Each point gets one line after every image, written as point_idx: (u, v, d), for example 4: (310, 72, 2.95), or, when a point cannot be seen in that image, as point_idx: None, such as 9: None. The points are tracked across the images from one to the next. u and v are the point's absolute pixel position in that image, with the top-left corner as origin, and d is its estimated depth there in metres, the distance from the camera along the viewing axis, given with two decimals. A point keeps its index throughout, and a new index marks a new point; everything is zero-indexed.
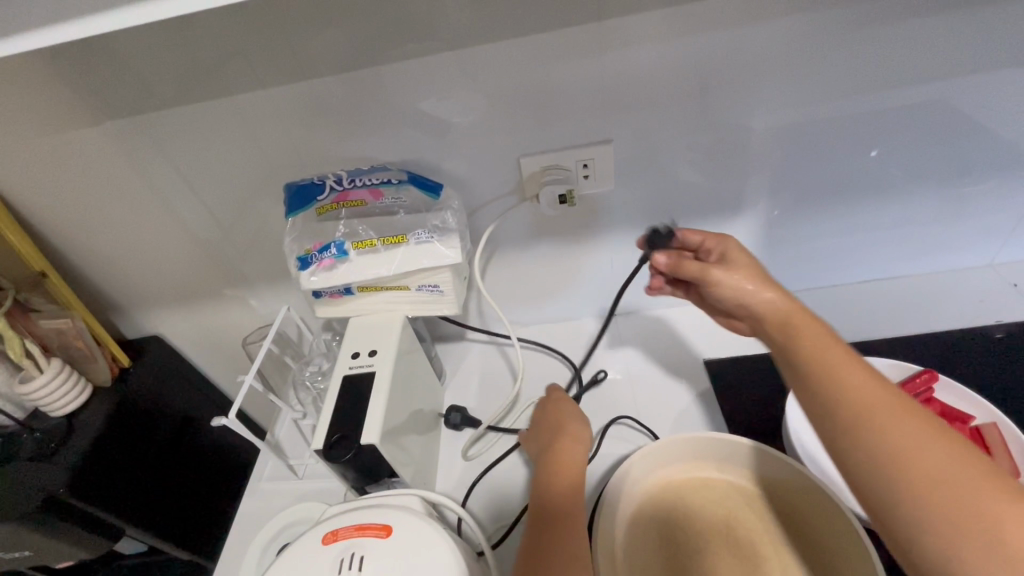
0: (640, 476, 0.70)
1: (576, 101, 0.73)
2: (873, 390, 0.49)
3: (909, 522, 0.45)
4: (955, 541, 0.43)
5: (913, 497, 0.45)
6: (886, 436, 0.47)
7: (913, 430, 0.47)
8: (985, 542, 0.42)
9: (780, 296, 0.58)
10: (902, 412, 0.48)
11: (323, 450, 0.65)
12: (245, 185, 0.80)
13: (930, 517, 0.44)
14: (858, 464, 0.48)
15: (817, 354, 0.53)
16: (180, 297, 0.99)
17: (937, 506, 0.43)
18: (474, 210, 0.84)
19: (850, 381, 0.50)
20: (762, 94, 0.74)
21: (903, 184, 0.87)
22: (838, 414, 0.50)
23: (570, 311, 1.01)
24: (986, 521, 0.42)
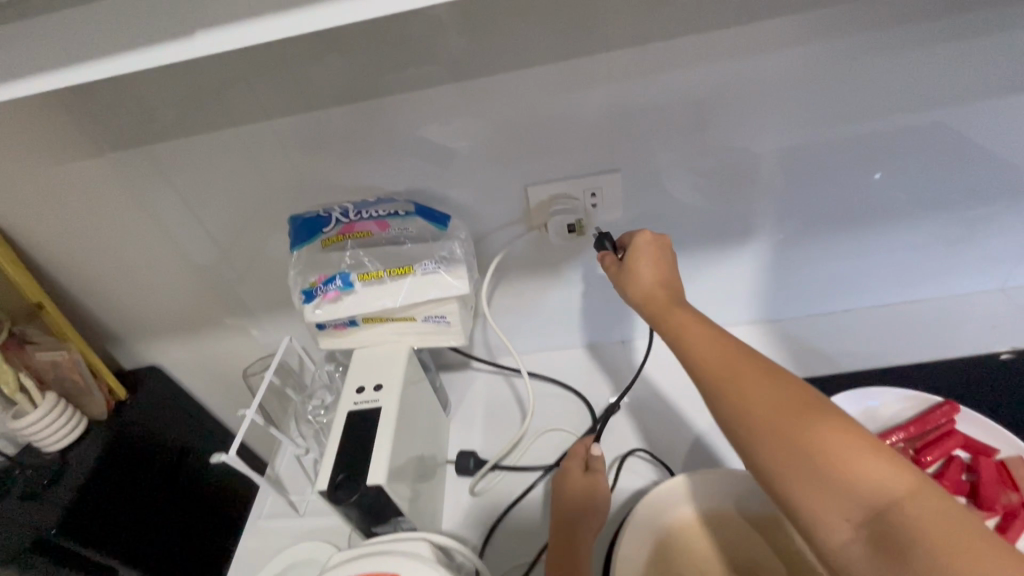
0: (666, 505, 0.68)
1: (583, 130, 0.72)
2: (716, 351, 0.56)
3: (758, 461, 0.49)
4: (810, 489, 0.46)
5: (754, 435, 0.49)
6: (737, 404, 0.51)
7: (765, 391, 0.51)
8: (813, 465, 0.46)
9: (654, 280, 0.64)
10: (754, 372, 0.52)
11: (328, 491, 0.63)
12: (249, 215, 0.79)
13: (770, 451, 0.48)
14: (718, 418, 0.53)
15: (680, 328, 0.59)
16: (180, 327, 0.97)
17: (789, 455, 0.47)
18: (481, 239, 0.83)
19: (697, 347, 0.56)
20: (769, 121, 0.74)
21: (911, 209, 0.86)
22: (713, 386, 0.54)
23: (578, 339, 0.99)
24: (834, 463, 0.46)
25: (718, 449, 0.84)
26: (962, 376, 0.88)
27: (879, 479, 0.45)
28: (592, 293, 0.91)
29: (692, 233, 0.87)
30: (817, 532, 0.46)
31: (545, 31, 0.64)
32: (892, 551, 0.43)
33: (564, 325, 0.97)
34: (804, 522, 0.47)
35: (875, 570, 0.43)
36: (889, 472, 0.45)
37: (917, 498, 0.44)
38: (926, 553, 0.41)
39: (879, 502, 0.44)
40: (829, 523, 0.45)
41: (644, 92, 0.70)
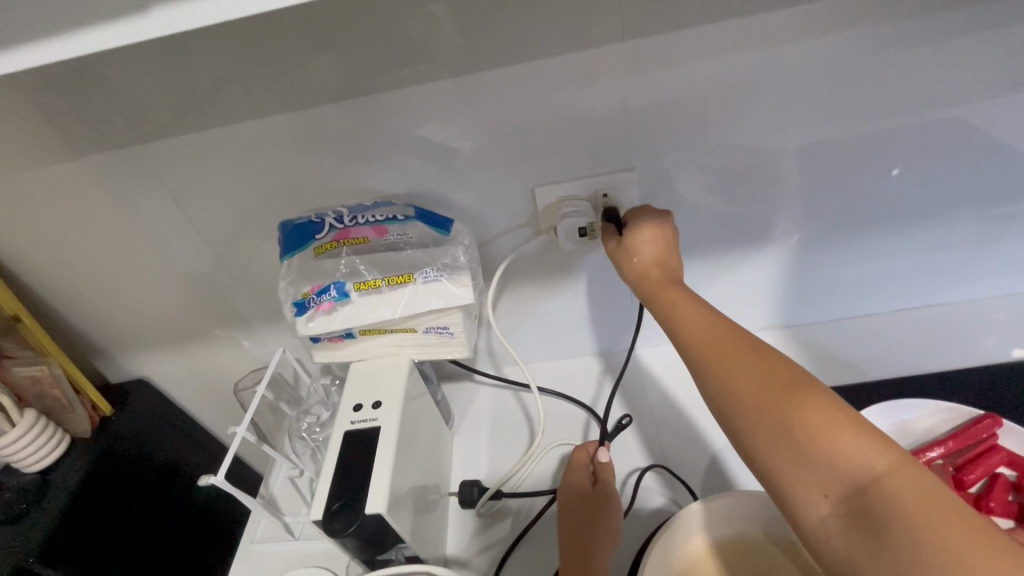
0: (695, 531, 0.62)
1: (595, 128, 0.68)
2: (705, 328, 0.53)
3: (741, 438, 0.47)
4: (784, 464, 0.43)
5: (735, 410, 0.47)
6: (719, 379, 0.49)
7: (744, 364, 0.48)
8: (794, 442, 0.43)
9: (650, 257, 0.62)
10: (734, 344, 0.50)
11: (324, 521, 0.58)
12: (239, 221, 0.75)
13: (750, 427, 0.46)
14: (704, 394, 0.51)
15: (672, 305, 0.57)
16: (168, 339, 0.92)
17: (762, 428, 0.45)
18: (486, 244, 0.79)
19: (686, 323, 0.54)
20: (792, 117, 0.70)
21: (939, 208, 0.82)
22: (695, 359, 0.52)
23: (586, 348, 0.95)
24: (808, 437, 0.42)
25: (737, 464, 0.80)
26: (991, 385, 0.84)
27: (857, 454, 0.41)
28: (602, 299, 0.87)
29: (706, 237, 0.82)
30: (793, 510, 0.43)
31: (555, 22, 0.59)
32: (869, 528, 0.40)
33: (573, 333, 0.92)
34: (780, 497, 0.44)
35: (850, 549, 0.40)
36: (870, 447, 0.41)
37: (899, 475, 0.40)
38: (904, 531, 0.38)
39: (856, 479, 0.41)
40: (806, 500, 0.42)
41: (661, 87, 0.65)
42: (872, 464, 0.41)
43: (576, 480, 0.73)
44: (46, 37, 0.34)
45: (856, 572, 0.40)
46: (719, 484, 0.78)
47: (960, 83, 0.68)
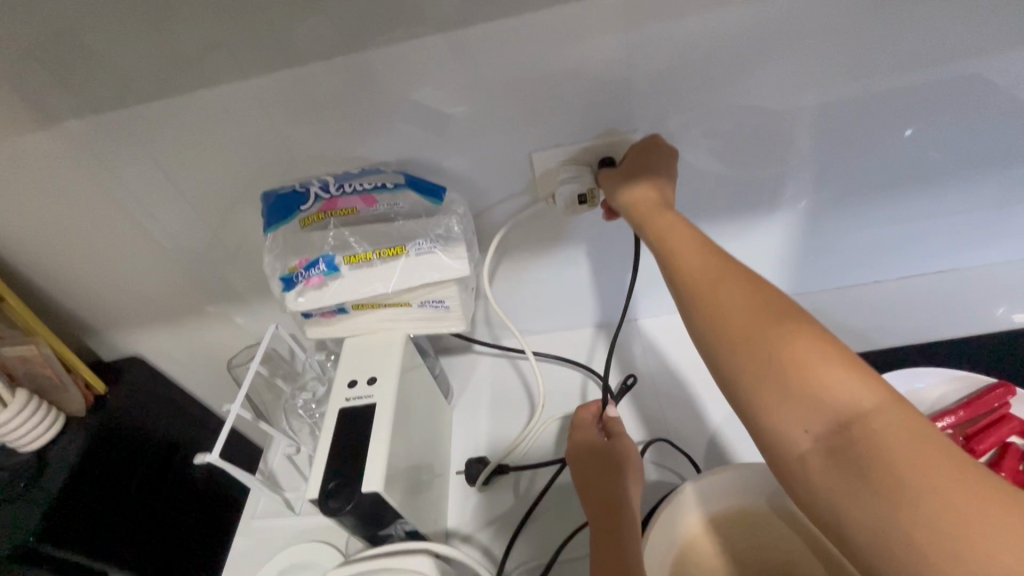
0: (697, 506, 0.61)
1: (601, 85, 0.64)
2: (696, 257, 0.50)
3: (723, 369, 0.44)
4: (767, 397, 0.41)
5: (722, 341, 0.44)
6: (707, 310, 0.46)
7: (734, 295, 0.46)
8: (779, 374, 0.41)
9: (643, 190, 0.59)
10: (725, 278, 0.47)
11: (320, 500, 0.57)
12: (222, 194, 0.72)
13: (735, 359, 0.43)
14: (688, 323, 0.48)
15: (661, 231, 0.54)
16: (158, 317, 0.90)
17: (747, 362, 0.42)
18: (481, 214, 0.76)
19: (677, 251, 0.51)
20: (805, 74, 0.66)
21: (954, 172, 0.78)
22: (682, 292, 0.49)
23: (588, 318, 0.93)
24: (795, 371, 0.40)
25: (739, 436, 0.79)
26: (996, 353, 0.83)
27: (843, 389, 0.39)
28: (601, 270, 0.84)
29: (711, 204, 0.79)
30: (771, 449, 0.41)
31: None
32: (849, 467, 0.38)
33: (572, 304, 0.90)
34: (758, 432, 0.42)
35: (828, 485, 0.39)
36: (857, 382, 0.39)
37: (887, 414, 0.38)
38: (882, 466, 0.36)
39: (841, 416, 0.39)
40: (784, 434, 0.40)
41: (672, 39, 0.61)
42: (858, 401, 0.39)
43: (586, 440, 0.70)
44: None
45: (838, 511, 0.38)
46: (721, 455, 0.77)
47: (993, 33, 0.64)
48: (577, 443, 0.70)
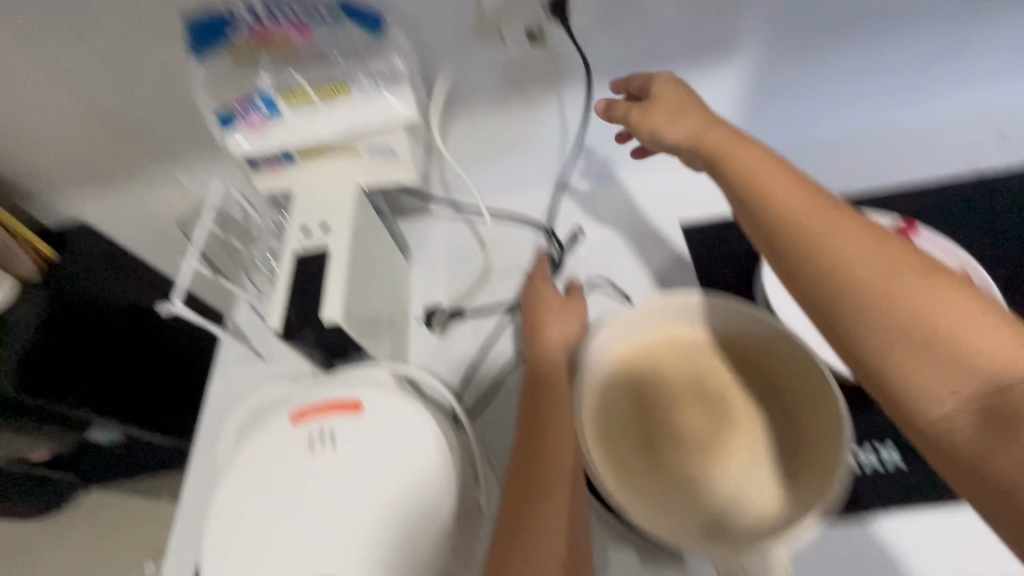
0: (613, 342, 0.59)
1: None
2: (783, 184, 0.50)
3: (856, 328, 0.43)
4: (880, 322, 0.42)
5: (834, 275, 0.44)
6: (809, 241, 0.46)
7: (810, 215, 0.47)
8: (878, 301, 0.42)
9: (698, 121, 0.57)
10: (768, 175, 0.51)
11: (282, 330, 0.63)
12: (128, 30, 0.64)
13: (869, 307, 0.43)
14: (784, 269, 0.48)
15: (728, 154, 0.54)
16: (90, 180, 0.86)
17: (883, 316, 0.42)
18: (425, 55, 0.71)
19: (765, 185, 0.50)
20: None
21: (911, 12, 0.76)
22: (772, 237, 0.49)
23: (542, 177, 0.93)
24: (884, 294, 0.42)
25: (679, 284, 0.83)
26: (937, 207, 0.84)
27: (960, 319, 0.40)
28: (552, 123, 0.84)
29: (666, 49, 0.76)
30: (891, 394, 0.42)
31: None
32: (1008, 420, 0.37)
33: (525, 162, 0.90)
34: (882, 380, 0.42)
35: (976, 447, 0.38)
36: (922, 287, 0.42)
37: (994, 338, 0.39)
38: None
39: (926, 336, 0.40)
40: (931, 395, 0.40)
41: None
42: (987, 350, 0.39)
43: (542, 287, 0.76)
44: None
45: (977, 458, 0.37)
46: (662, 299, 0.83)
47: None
48: (531, 290, 0.77)
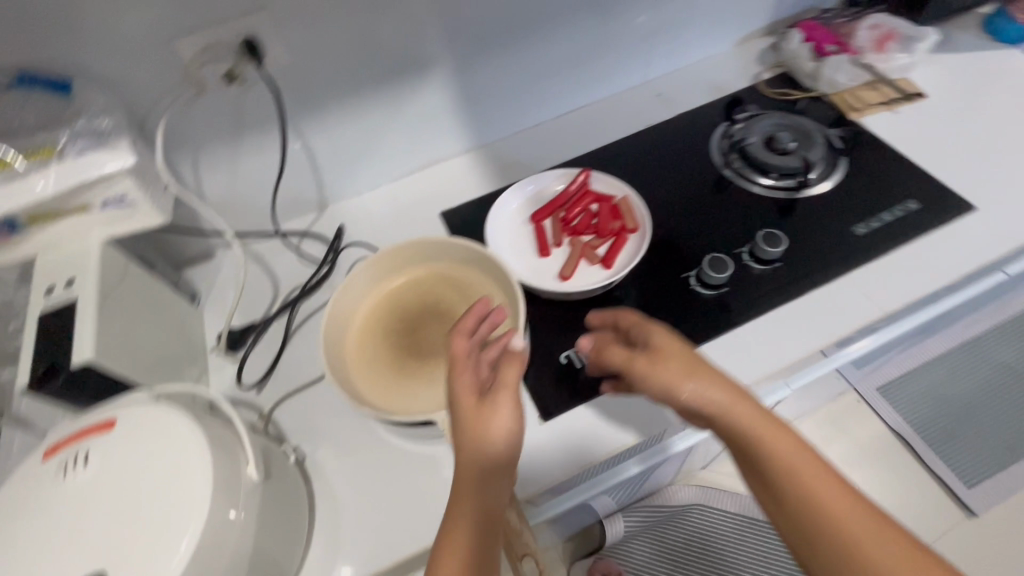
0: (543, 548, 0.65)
1: (477, 157, 0.81)
2: (743, 412, 0.44)
3: (789, 484, 0.41)
4: (801, 535, 0.41)
5: (771, 459, 0.42)
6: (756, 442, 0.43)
7: (795, 448, 0.42)
8: (824, 537, 0.39)
9: (655, 337, 0.48)
10: (751, 412, 0.44)
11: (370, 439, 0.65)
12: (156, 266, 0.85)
13: (794, 485, 0.41)
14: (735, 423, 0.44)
15: (679, 356, 0.46)
16: None
17: (799, 487, 0.41)
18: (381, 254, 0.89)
19: (724, 404, 0.44)
20: (622, 129, 0.81)
21: None
22: (757, 458, 0.43)
23: None
24: (808, 530, 0.40)
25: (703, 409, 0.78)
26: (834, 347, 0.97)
27: (874, 552, 0.38)
28: None
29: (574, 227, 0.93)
30: (817, 538, 0.40)
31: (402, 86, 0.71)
32: (806, 540, 0.40)
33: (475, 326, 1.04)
34: (803, 528, 0.40)
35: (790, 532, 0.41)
36: (883, 546, 0.38)
37: (853, 526, 0.39)
38: (832, 536, 0.39)
39: (824, 542, 0.39)
40: (848, 546, 0.39)
41: (525, 114, 0.81)
42: (852, 534, 0.39)
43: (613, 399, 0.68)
44: (20, 177, 0.48)
45: (809, 539, 0.40)
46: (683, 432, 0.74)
47: (789, 88, 0.80)
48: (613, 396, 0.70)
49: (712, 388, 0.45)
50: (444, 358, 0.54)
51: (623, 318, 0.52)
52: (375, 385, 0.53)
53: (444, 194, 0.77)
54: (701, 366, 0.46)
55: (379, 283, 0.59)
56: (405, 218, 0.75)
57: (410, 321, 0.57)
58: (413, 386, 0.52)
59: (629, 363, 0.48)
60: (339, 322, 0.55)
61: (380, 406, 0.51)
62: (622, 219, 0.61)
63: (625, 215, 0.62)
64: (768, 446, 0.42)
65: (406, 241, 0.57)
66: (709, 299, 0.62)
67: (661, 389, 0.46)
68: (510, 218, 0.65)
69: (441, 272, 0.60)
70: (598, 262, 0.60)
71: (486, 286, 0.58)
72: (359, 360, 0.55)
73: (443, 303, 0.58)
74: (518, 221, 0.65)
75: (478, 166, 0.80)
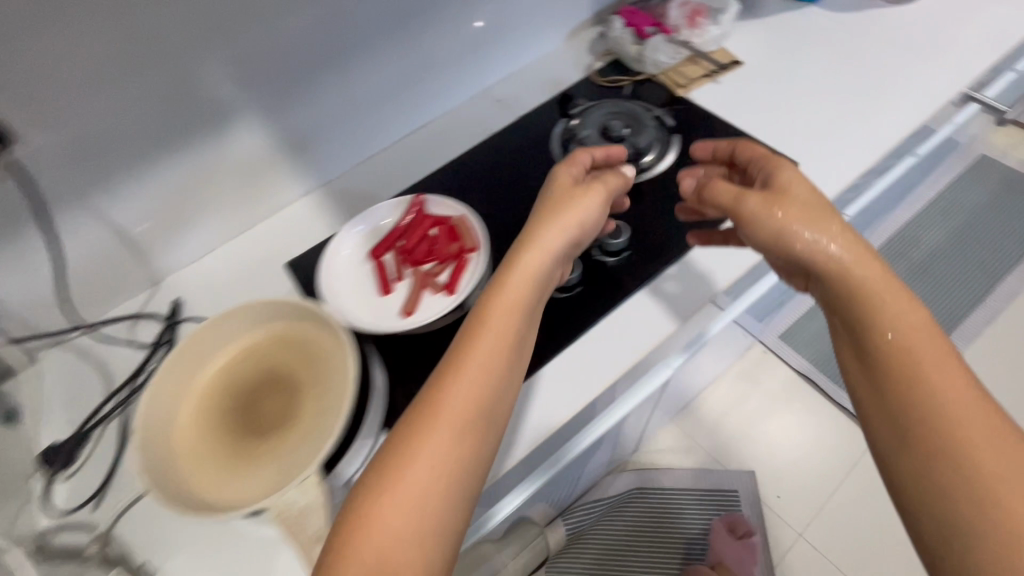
0: None
1: (321, 196, 0.77)
2: (914, 318, 0.42)
3: (920, 407, 0.39)
4: (921, 461, 0.38)
5: (914, 376, 0.40)
6: (915, 362, 0.40)
7: (937, 351, 0.41)
8: (948, 462, 0.37)
9: (754, 199, 0.50)
10: (919, 337, 0.41)
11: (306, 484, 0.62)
12: None
13: (934, 405, 0.39)
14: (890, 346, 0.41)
15: (845, 263, 0.45)
16: None
17: (936, 407, 0.39)
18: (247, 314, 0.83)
19: (894, 319, 0.42)
20: (466, 141, 0.79)
21: None
22: (883, 379, 0.41)
23: None
24: (947, 447, 0.38)
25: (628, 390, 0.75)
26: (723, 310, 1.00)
27: (1004, 474, 0.36)
28: None
29: None
30: (948, 460, 0.37)
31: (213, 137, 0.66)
32: (928, 461, 0.38)
33: None
34: (924, 450, 0.38)
35: (905, 460, 0.39)
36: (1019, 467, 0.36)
37: (1003, 443, 0.37)
38: (957, 464, 0.37)
39: (960, 467, 0.37)
40: (983, 470, 0.36)
41: (364, 143, 0.78)
42: (1000, 459, 0.36)
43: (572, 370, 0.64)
44: None
45: (940, 468, 0.37)
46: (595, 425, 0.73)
47: (620, 73, 0.81)
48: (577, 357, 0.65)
49: (856, 270, 0.44)
50: (285, 429, 0.49)
51: (743, 151, 0.56)
52: (211, 477, 0.47)
53: (289, 242, 0.72)
54: (855, 259, 0.45)
55: (207, 359, 0.53)
56: (251, 275, 0.70)
57: (246, 396, 0.52)
58: (253, 469, 0.47)
59: (741, 195, 0.50)
60: (162, 416, 0.49)
61: (214, 502, 0.45)
62: (462, 241, 0.59)
63: (463, 236, 0.59)
64: (925, 357, 0.40)
65: (224, 313, 0.53)
66: (565, 303, 0.61)
67: (785, 252, 0.47)
68: (349, 259, 0.61)
69: (274, 333, 0.55)
70: (442, 289, 0.57)
71: (322, 337, 0.53)
72: (191, 452, 0.49)
73: (280, 367, 0.53)
74: (357, 260, 0.61)
75: (325, 205, 0.76)
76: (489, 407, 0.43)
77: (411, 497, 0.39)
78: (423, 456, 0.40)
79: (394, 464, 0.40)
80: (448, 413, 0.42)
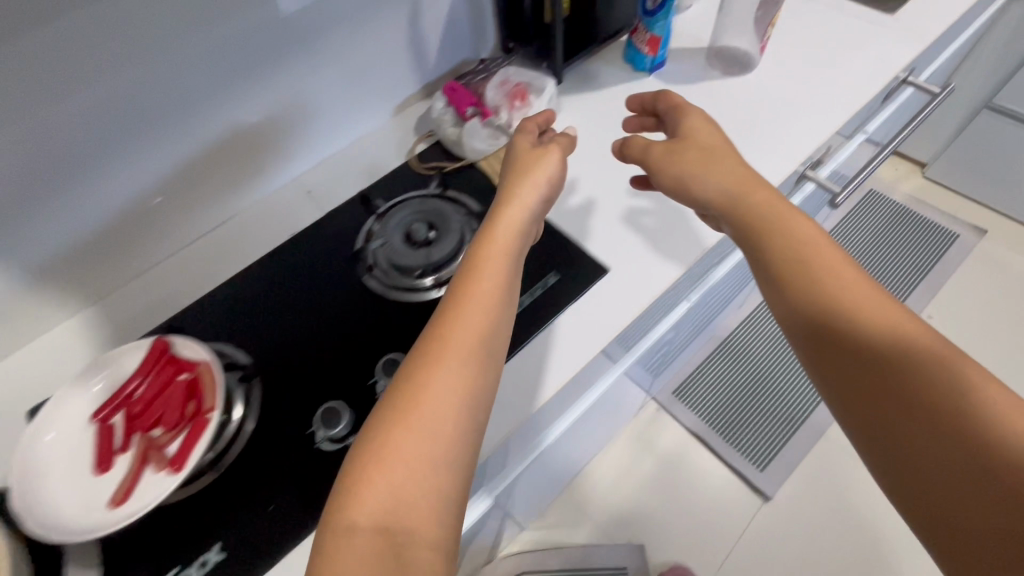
0: None
1: (91, 318, 0.66)
2: (859, 283, 0.46)
3: (918, 338, 0.42)
4: (911, 405, 0.41)
5: (891, 313, 0.44)
6: (875, 301, 0.44)
7: (881, 302, 0.44)
8: (963, 396, 0.40)
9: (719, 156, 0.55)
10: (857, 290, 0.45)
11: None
12: None
13: (921, 337, 0.43)
14: (848, 285, 0.45)
15: (782, 217, 0.50)
16: None
17: (909, 347, 0.42)
18: None
19: (841, 271, 0.46)
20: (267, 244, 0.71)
21: None
22: (857, 315, 0.44)
23: None
24: (927, 392, 0.40)
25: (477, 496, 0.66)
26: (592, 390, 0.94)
27: (998, 412, 0.38)
28: None
29: None
30: (963, 405, 0.39)
31: None
32: (932, 406, 0.40)
33: None
34: (918, 384, 0.41)
35: (904, 414, 0.41)
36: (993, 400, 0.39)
37: (974, 372, 0.40)
38: (961, 403, 0.39)
39: (940, 401, 0.40)
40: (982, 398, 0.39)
41: (144, 252, 0.68)
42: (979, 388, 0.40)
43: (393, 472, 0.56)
44: None
45: (929, 407, 0.40)
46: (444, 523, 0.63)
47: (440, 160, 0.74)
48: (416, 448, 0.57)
49: (806, 233, 0.48)
50: None
51: (666, 100, 0.61)
52: None
53: (38, 381, 0.61)
54: (790, 219, 0.49)
55: None
56: None
57: None
58: None
59: (692, 159, 0.54)
60: None
61: None
62: (201, 400, 0.51)
63: (204, 393, 0.51)
64: (864, 311, 0.44)
65: None
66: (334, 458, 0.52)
67: (766, 211, 0.50)
68: (66, 426, 0.51)
69: None
70: (168, 464, 0.48)
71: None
72: None
73: None
74: (77, 427, 0.51)
75: (94, 329, 0.65)
76: (423, 426, 0.41)
77: (378, 491, 0.38)
78: (412, 423, 0.41)
79: (360, 474, 0.39)
80: (424, 398, 0.41)
